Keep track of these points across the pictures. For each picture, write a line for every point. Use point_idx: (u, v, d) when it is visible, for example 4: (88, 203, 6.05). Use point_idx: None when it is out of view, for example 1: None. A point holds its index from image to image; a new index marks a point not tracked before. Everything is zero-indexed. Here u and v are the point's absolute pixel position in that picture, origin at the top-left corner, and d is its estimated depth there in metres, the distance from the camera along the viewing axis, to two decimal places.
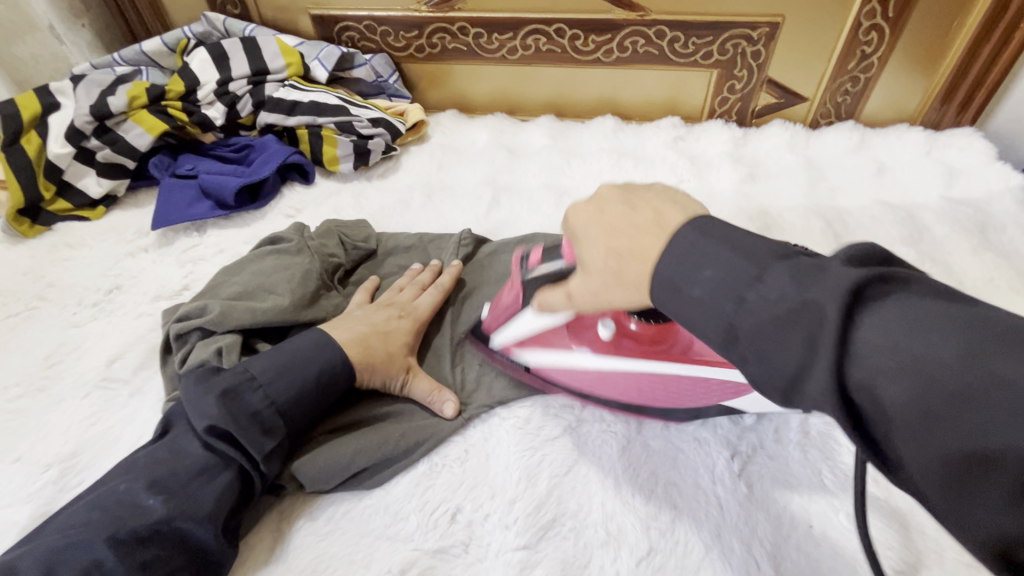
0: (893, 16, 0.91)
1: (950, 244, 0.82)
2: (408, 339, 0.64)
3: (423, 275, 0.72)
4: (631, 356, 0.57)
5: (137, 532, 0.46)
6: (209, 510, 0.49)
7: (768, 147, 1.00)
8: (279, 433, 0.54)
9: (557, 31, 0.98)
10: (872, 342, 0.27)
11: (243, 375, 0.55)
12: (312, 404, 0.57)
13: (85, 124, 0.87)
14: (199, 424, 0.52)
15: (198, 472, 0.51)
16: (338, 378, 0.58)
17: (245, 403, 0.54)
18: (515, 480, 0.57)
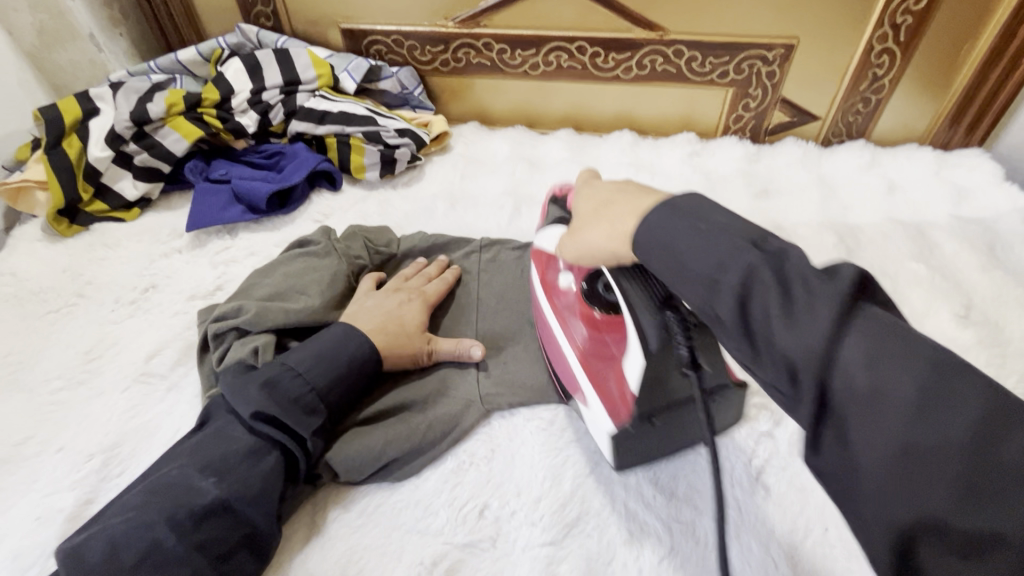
0: (904, 40, 0.94)
1: (960, 261, 0.85)
2: (423, 318, 0.68)
3: (429, 266, 0.76)
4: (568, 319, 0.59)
5: (193, 511, 0.48)
6: (259, 490, 0.52)
7: (782, 164, 1.03)
8: (321, 414, 0.57)
9: (578, 49, 1.02)
10: (884, 431, 0.29)
11: (281, 365, 0.57)
12: (347, 388, 0.60)
13: (124, 129, 0.90)
14: (242, 410, 0.54)
15: (247, 455, 0.53)
16: (370, 362, 0.61)
17: (286, 390, 0.56)
18: (541, 479, 0.59)
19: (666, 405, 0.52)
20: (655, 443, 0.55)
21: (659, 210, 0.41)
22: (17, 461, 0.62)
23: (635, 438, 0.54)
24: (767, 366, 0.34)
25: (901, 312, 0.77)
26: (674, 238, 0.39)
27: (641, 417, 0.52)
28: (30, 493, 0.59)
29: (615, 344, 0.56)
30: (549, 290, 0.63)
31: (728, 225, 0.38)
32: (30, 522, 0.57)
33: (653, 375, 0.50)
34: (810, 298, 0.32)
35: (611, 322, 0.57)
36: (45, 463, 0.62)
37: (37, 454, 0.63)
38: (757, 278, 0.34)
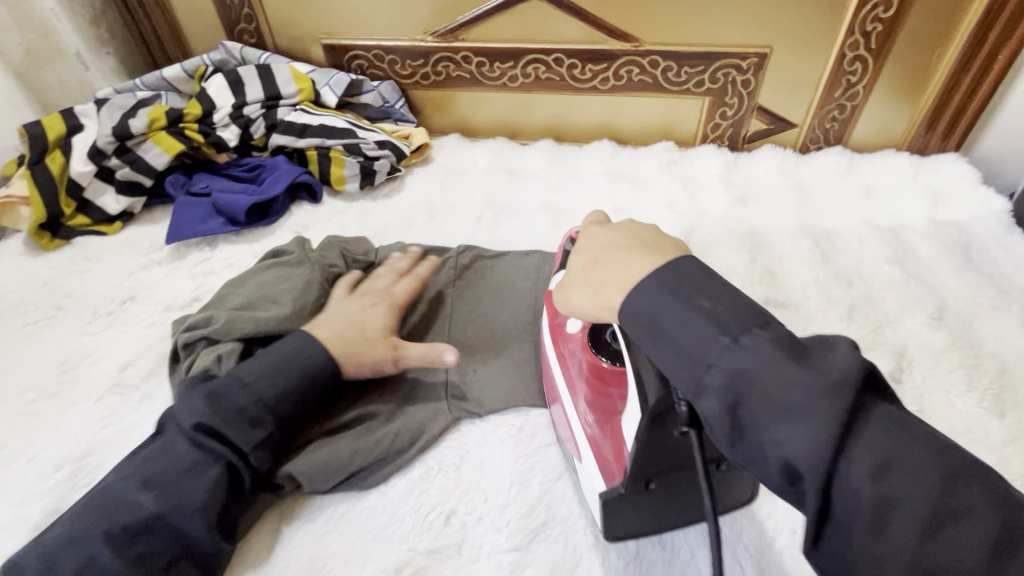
0: (876, 48, 0.95)
1: (934, 264, 0.85)
2: (387, 324, 0.67)
3: (400, 262, 0.76)
4: (576, 367, 0.57)
5: (128, 525, 0.49)
6: (199, 505, 0.51)
7: (759, 171, 1.04)
8: (267, 428, 0.57)
9: (556, 61, 1.04)
10: (894, 542, 0.32)
11: (230, 379, 0.58)
12: (300, 400, 0.59)
13: (106, 144, 0.92)
14: (186, 425, 0.55)
15: (186, 469, 0.53)
16: (323, 373, 0.61)
17: (232, 403, 0.56)
18: (508, 485, 0.59)
19: (662, 470, 0.50)
20: (651, 514, 0.51)
21: (649, 283, 0.43)
22: None
23: (632, 504, 0.51)
24: (746, 451, 0.38)
25: (875, 315, 0.77)
26: (670, 322, 0.41)
27: (636, 480, 0.50)
28: None
29: (604, 402, 0.53)
30: (557, 333, 0.61)
31: (713, 310, 0.40)
32: None
33: (650, 428, 0.46)
34: (800, 383, 0.35)
35: (600, 375, 0.54)
36: (14, 472, 0.62)
37: (6, 464, 0.63)
38: (806, 430, 0.34)
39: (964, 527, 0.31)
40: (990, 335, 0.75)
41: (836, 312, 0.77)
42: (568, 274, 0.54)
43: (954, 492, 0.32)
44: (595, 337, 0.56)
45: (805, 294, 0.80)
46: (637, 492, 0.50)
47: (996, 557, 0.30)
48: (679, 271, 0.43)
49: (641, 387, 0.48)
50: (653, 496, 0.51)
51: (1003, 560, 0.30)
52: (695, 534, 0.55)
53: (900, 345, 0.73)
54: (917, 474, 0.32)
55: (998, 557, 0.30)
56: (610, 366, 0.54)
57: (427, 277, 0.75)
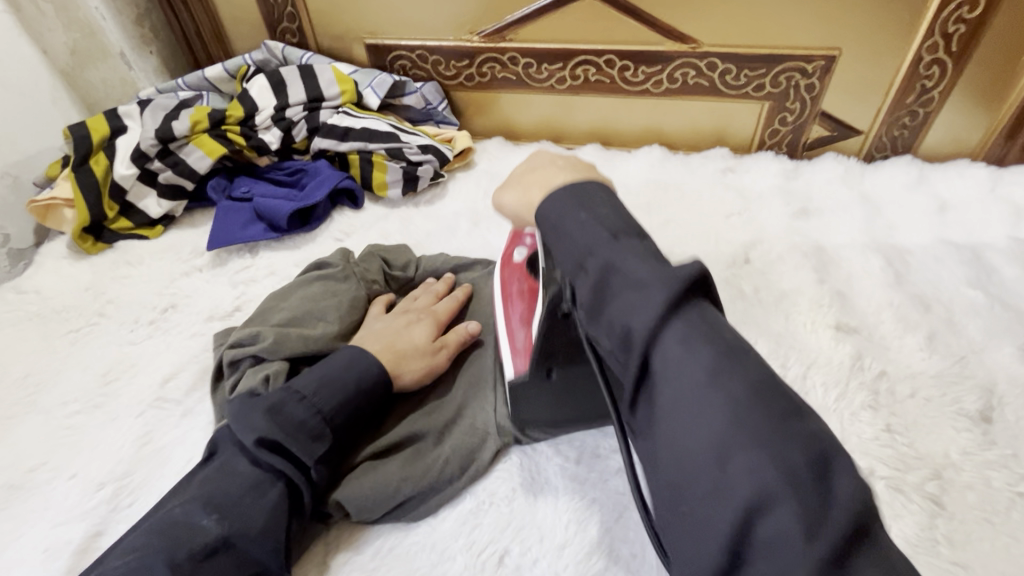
0: (956, 51, 0.88)
1: (1021, 288, 0.78)
2: (432, 334, 0.66)
3: (437, 286, 0.74)
4: (510, 281, 0.64)
5: (193, 552, 0.47)
6: (261, 527, 0.50)
7: (821, 181, 0.98)
8: (326, 439, 0.55)
9: (607, 62, 0.99)
10: (718, 424, 0.34)
11: (286, 389, 0.55)
12: (354, 410, 0.57)
13: (150, 147, 0.90)
14: (246, 439, 0.53)
15: (249, 489, 0.51)
16: (380, 384, 0.59)
17: (291, 415, 0.54)
18: (565, 523, 0.55)
19: (561, 357, 0.55)
20: (557, 401, 0.57)
21: (563, 198, 0.46)
22: (30, 487, 0.61)
23: (535, 390, 0.57)
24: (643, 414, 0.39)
25: (957, 344, 0.71)
26: (565, 214, 0.45)
27: (539, 367, 0.55)
28: (42, 520, 0.58)
29: (527, 316, 0.61)
30: (502, 260, 0.66)
31: (607, 216, 0.44)
32: (38, 554, 0.56)
33: (549, 328, 0.52)
34: (705, 355, 0.36)
35: (533, 298, 0.61)
36: (57, 489, 0.61)
37: (49, 480, 0.62)
38: (666, 329, 0.37)
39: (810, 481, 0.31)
40: None
41: (914, 340, 0.71)
42: (511, 179, 0.59)
43: (780, 436, 0.33)
44: (534, 267, 0.62)
45: (878, 318, 0.74)
46: (537, 379, 0.56)
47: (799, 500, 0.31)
48: (609, 208, 0.45)
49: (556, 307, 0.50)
50: (553, 389, 0.57)
51: (816, 533, 0.30)
52: None
53: (988, 378, 0.67)
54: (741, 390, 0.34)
55: (811, 488, 0.31)
56: (540, 289, 0.61)
57: (464, 300, 0.73)
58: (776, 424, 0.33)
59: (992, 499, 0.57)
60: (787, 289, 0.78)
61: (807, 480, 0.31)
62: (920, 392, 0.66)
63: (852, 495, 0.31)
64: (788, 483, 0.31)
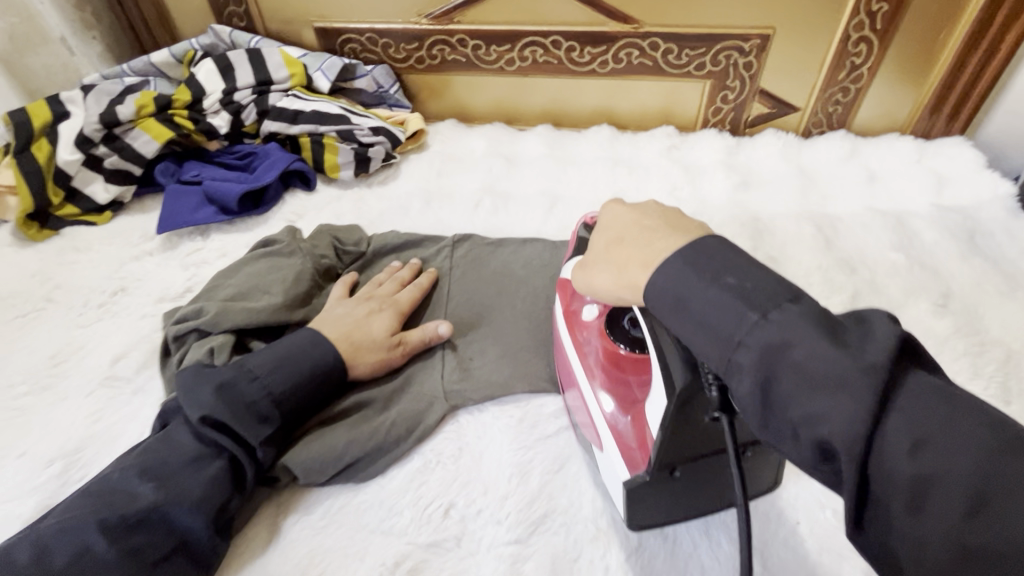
0: (881, 28, 0.93)
1: (939, 250, 0.84)
2: (392, 326, 0.67)
3: (404, 271, 0.75)
4: (594, 349, 0.58)
5: (126, 517, 0.48)
6: (198, 497, 0.51)
7: (761, 156, 1.02)
8: (274, 421, 0.56)
9: (554, 43, 1.01)
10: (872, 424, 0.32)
11: (240, 368, 0.57)
12: (306, 396, 0.59)
13: (93, 132, 0.89)
14: (193, 414, 0.54)
15: (189, 461, 0.53)
16: (335, 371, 0.61)
17: (241, 394, 0.56)
18: (508, 476, 0.58)
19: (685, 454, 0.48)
20: (676, 502, 0.50)
21: (673, 260, 0.41)
22: None
23: (659, 490, 0.49)
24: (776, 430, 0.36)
25: (878, 302, 0.76)
26: (627, 248, 0.46)
27: (660, 465, 0.48)
28: None
29: (621, 384, 0.55)
30: (571, 321, 0.61)
31: (680, 251, 0.42)
32: None
33: (678, 414, 0.45)
34: (828, 359, 0.33)
35: (616, 362, 0.56)
36: (4, 468, 0.61)
37: None
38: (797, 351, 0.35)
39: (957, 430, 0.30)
40: (996, 320, 0.74)
41: (839, 299, 0.76)
42: (590, 255, 0.52)
43: (950, 431, 0.30)
44: (613, 324, 0.58)
45: (808, 280, 0.79)
46: (663, 479, 0.48)
47: (1002, 451, 0.29)
48: (665, 235, 0.44)
49: (685, 407, 0.45)
50: (676, 486, 0.49)
51: (999, 488, 0.28)
52: (697, 525, 0.54)
53: None
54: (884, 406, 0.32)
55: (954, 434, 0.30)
56: (643, 356, 0.55)
57: (428, 288, 0.74)
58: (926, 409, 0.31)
59: None
60: None
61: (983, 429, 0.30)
62: None
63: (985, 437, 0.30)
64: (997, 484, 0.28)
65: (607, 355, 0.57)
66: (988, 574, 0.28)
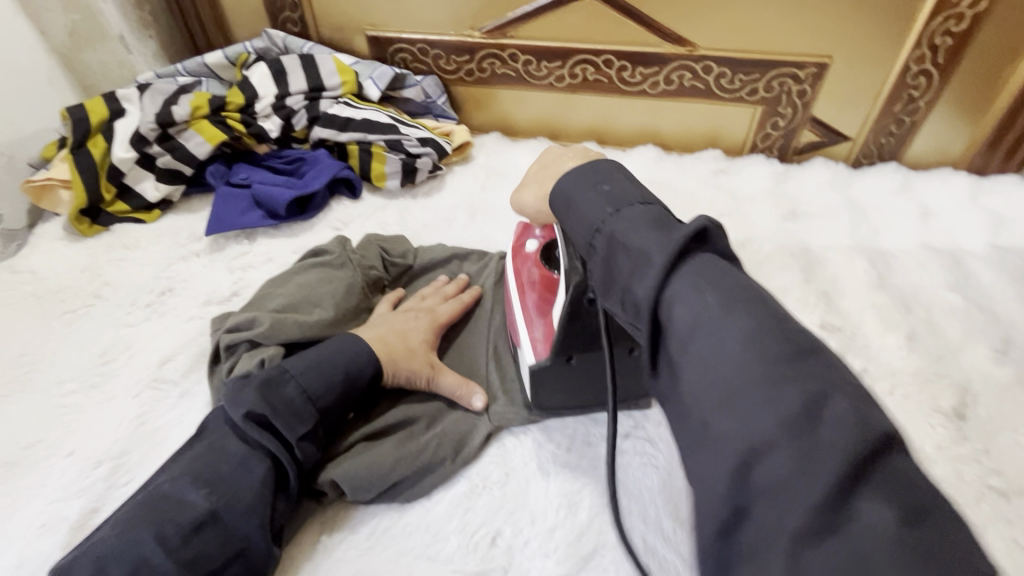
0: (943, 62, 0.91)
1: (997, 292, 0.81)
2: (427, 338, 0.67)
3: (449, 287, 0.75)
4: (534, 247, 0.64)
5: (182, 527, 0.48)
6: (250, 503, 0.51)
7: (810, 184, 1.00)
8: (312, 420, 0.55)
9: (605, 62, 1.00)
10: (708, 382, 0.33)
11: (278, 368, 0.57)
12: (344, 397, 0.58)
13: (148, 131, 0.90)
14: (234, 414, 0.53)
15: (237, 465, 0.52)
16: (369, 371, 0.60)
17: (280, 392, 0.55)
18: (556, 508, 0.57)
19: (582, 344, 0.57)
20: (574, 383, 0.60)
21: (575, 180, 0.46)
22: (26, 465, 0.62)
23: (555, 375, 0.59)
24: (666, 383, 0.37)
25: (935, 344, 0.74)
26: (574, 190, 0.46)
27: (559, 353, 0.57)
28: (38, 496, 0.59)
29: (546, 304, 0.60)
30: (517, 251, 0.66)
31: (614, 192, 0.44)
32: (35, 529, 0.56)
33: (569, 318, 0.55)
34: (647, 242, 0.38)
35: (550, 286, 0.61)
36: (53, 467, 0.61)
37: (46, 457, 0.62)
38: (671, 284, 0.36)
39: (821, 432, 0.29)
40: None
41: (894, 339, 0.74)
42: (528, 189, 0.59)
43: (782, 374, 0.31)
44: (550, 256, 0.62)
45: (861, 317, 0.77)
46: (559, 365, 0.58)
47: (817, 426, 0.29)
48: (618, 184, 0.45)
49: (576, 295, 0.53)
50: (572, 370, 0.59)
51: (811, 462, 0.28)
52: None
53: (963, 377, 0.70)
54: (749, 337, 0.33)
55: (807, 429, 0.29)
56: (558, 278, 0.61)
57: (470, 304, 0.73)
58: (786, 387, 0.30)
59: (963, 491, 0.60)
60: (776, 288, 0.81)
61: (838, 426, 0.29)
62: (899, 390, 0.69)
63: (869, 424, 0.29)
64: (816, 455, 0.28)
65: (542, 279, 0.62)
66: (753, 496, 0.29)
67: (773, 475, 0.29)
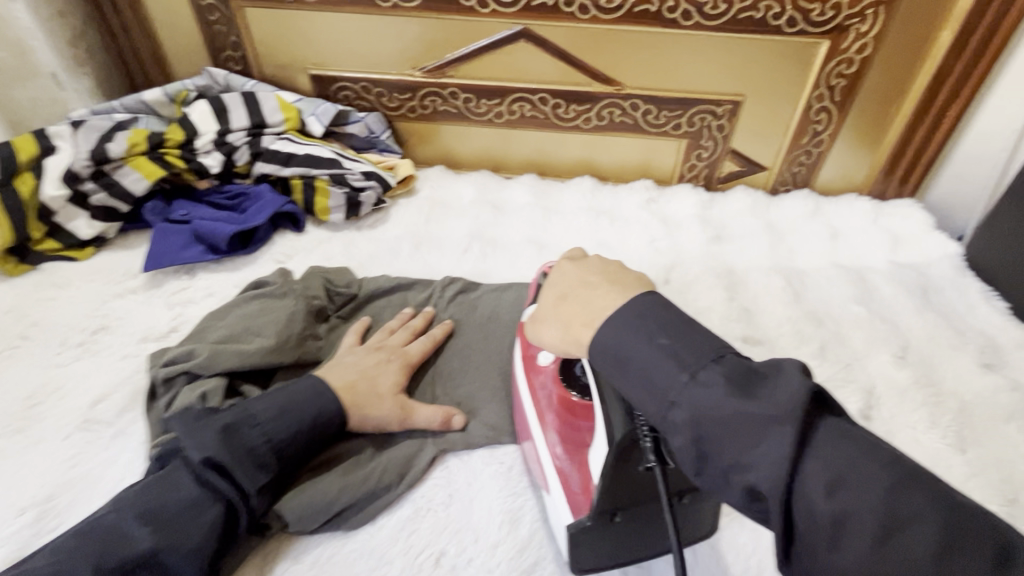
0: (839, 100, 1.02)
1: (897, 304, 0.90)
2: (398, 381, 0.66)
3: (417, 320, 0.75)
4: (546, 398, 0.58)
5: (123, 562, 0.47)
6: (194, 546, 0.50)
7: (732, 211, 1.09)
8: (272, 469, 0.55)
9: (541, 100, 1.07)
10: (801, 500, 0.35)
11: (245, 412, 0.56)
12: (306, 446, 0.58)
13: (82, 168, 0.89)
14: (194, 456, 0.53)
15: (187, 506, 0.51)
16: (336, 421, 0.60)
17: (244, 439, 0.54)
18: (498, 524, 0.59)
19: (625, 501, 0.52)
20: (614, 547, 0.53)
21: (623, 315, 0.45)
22: None
23: (592, 536, 0.52)
24: (711, 477, 0.39)
25: (844, 353, 0.81)
26: (624, 348, 0.43)
27: (601, 512, 0.51)
28: None
29: (575, 442, 0.55)
30: (528, 365, 0.62)
31: (656, 329, 0.43)
32: None
33: (616, 463, 0.49)
34: (721, 394, 0.38)
35: (570, 408, 0.56)
36: None
37: None
38: (753, 430, 0.37)
39: (909, 496, 0.33)
40: (950, 372, 0.79)
41: (809, 350, 0.81)
42: (539, 311, 0.54)
43: (866, 469, 0.34)
44: (569, 375, 0.58)
45: (779, 331, 0.84)
46: (603, 524, 0.52)
47: (901, 485, 0.33)
48: (658, 319, 0.44)
49: (623, 447, 0.48)
50: (617, 529, 0.52)
51: (896, 518, 0.32)
52: None
53: (868, 382, 0.77)
54: (850, 468, 0.34)
55: (905, 486, 0.33)
56: (580, 401, 0.56)
57: (441, 340, 0.74)
58: (861, 465, 0.34)
59: None
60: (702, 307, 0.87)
61: (889, 481, 0.33)
62: None
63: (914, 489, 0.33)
64: (888, 516, 0.32)
65: (561, 401, 0.57)
66: (871, 563, 0.32)
67: (851, 554, 0.33)
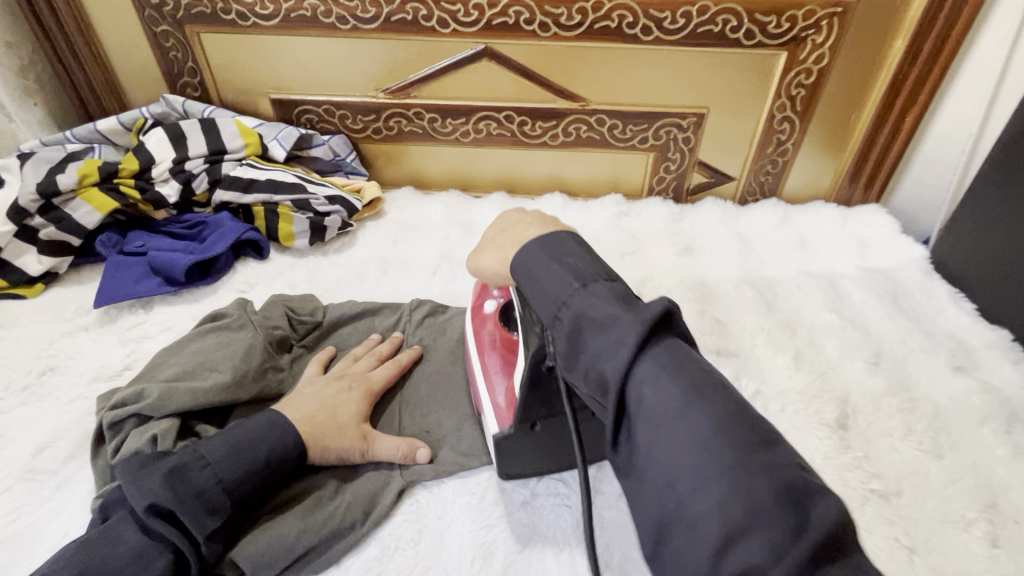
0: (801, 110, 1.03)
1: (867, 309, 0.90)
2: (361, 410, 0.64)
3: (383, 347, 0.73)
4: (487, 333, 0.66)
5: None
6: None
7: (702, 222, 1.09)
8: (224, 512, 0.52)
9: (507, 118, 1.06)
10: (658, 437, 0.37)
11: (194, 453, 0.53)
12: (261, 485, 0.55)
13: (29, 202, 0.85)
14: (137, 505, 0.50)
15: (131, 560, 0.48)
16: (294, 457, 0.57)
17: (192, 482, 0.52)
18: (470, 560, 0.56)
19: (545, 413, 0.57)
20: (536, 452, 0.59)
21: (542, 297, 0.45)
22: None
23: (518, 441, 0.59)
24: (579, 381, 0.43)
25: (818, 362, 0.80)
26: (539, 274, 0.47)
27: (522, 421, 0.57)
28: None
29: (507, 365, 0.63)
30: (474, 311, 0.69)
31: (581, 274, 0.45)
32: None
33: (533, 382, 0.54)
34: (616, 318, 0.41)
35: (509, 346, 0.64)
36: None
37: None
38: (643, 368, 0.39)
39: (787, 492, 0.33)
40: (923, 378, 0.79)
41: (782, 360, 0.80)
42: None
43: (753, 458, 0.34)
44: (506, 316, 0.65)
45: (752, 342, 0.83)
46: (522, 433, 0.58)
47: (780, 484, 0.33)
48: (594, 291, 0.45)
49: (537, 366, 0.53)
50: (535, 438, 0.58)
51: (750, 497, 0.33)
52: None
53: (843, 390, 0.76)
54: (728, 434, 0.35)
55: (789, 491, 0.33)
56: (515, 338, 0.64)
57: (408, 365, 0.72)
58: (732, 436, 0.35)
59: (850, 496, 0.64)
60: None
61: (775, 480, 0.33)
62: (788, 406, 0.74)
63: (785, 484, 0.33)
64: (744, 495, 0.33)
65: (500, 336, 0.65)
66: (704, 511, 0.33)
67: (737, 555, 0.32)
